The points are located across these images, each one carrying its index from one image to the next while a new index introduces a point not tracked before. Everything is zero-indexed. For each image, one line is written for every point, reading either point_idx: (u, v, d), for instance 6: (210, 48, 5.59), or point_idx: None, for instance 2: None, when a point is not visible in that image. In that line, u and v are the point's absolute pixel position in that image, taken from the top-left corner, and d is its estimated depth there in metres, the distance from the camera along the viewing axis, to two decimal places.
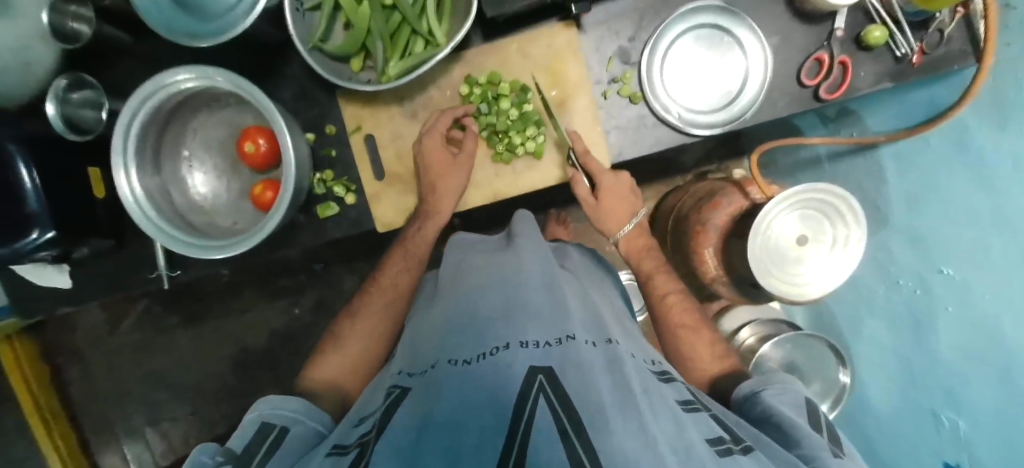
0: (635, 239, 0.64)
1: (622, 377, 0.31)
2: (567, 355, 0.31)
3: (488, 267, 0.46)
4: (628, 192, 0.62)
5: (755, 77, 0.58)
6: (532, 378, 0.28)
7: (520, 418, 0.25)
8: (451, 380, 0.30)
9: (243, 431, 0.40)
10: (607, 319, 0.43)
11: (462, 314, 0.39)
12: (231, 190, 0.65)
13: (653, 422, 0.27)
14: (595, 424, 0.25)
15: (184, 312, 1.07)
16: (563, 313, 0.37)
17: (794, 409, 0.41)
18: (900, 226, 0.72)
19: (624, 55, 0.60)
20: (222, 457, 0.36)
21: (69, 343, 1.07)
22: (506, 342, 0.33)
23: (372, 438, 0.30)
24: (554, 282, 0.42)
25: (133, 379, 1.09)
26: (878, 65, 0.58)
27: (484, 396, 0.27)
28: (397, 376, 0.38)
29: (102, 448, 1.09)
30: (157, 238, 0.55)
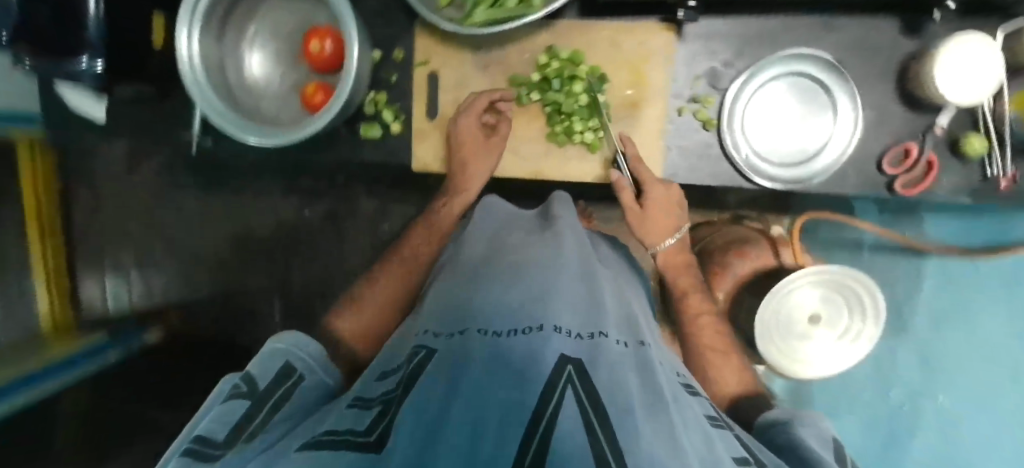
0: (675, 254, 0.60)
1: (654, 383, 0.30)
2: (598, 354, 0.30)
3: (527, 248, 0.46)
4: (677, 204, 0.58)
5: (839, 143, 0.55)
6: (560, 366, 0.26)
7: (548, 405, 0.22)
8: (483, 351, 0.29)
9: (264, 361, 0.39)
10: (639, 324, 0.42)
11: (496, 289, 0.38)
12: (284, 80, 0.64)
13: (683, 432, 0.26)
14: (621, 421, 0.23)
15: (200, 178, 1.08)
16: (599, 312, 0.37)
17: (819, 437, 0.39)
18: (914, 341, 0.77)
19: (713, 78, 0.57)
20: (241, 388, 0.34)
21: (85, 169, 1.09)
22: (540, 323, 0.31)
23: (399, 397, 0.28)
24: (593, 282, 0.42)
25: (135, 220, 1.11)
26: (964, 175, 0.54)
27: (513, 374, 0.25)
28: (422, 335, 0.36)
29: (87, 276, 1.12)
30: (199, 104, 0.54)
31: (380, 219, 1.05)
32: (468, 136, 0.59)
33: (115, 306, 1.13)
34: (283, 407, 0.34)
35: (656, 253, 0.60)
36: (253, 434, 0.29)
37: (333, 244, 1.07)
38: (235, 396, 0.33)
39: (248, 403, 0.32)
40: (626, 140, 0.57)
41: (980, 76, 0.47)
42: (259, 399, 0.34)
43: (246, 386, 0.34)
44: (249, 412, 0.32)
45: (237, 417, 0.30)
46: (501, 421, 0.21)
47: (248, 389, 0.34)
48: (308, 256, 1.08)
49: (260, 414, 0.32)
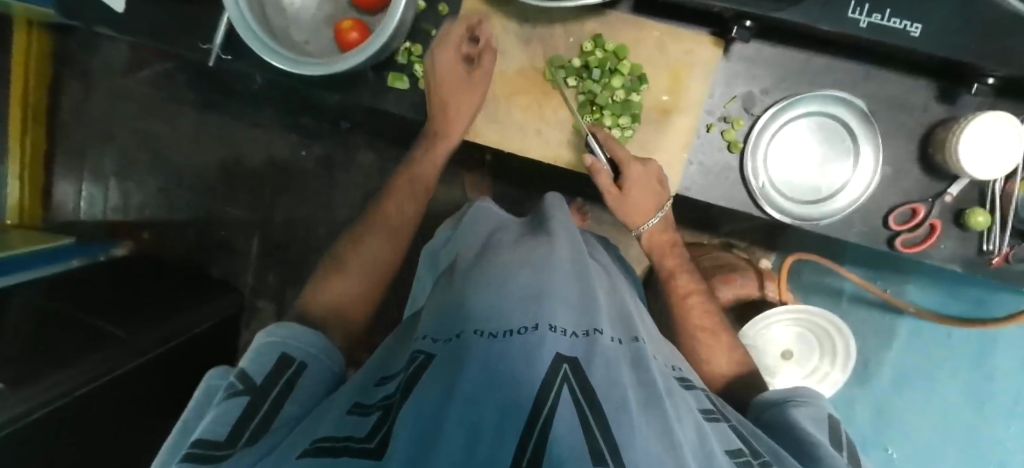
0: (658, 234, 0.62)
1: (649, 378, 0.31)
2: (592, 350, 0.31)
3: (523, 247, 0.45)
4: (656, 185, 0.56)
5: (854, 188, 0.56)
6: (556, 366, 0.27)
7: (544, 403, 0.24)
8: (476, 351, 0.28)
9: (263, 353, 0.39)
10: (634, 319, 0.43)
11: (491, 279, 0.38)
12: (320, 9, 0.62)
13: (677, 427, 0.27)
14: (618, 421, 0.25)
15: (202, 96, 1.04)
16: (592, 308, 0.37)
17: (816, 425, 0.41)
18: (878, 394, 0.79)
19: (747, 102, 0.57)
20: (238, 386, 0.34)
21: (82, 62, 1.04)
22: (535, 322, 0.31)
23: (399, 400, 0.28)
24: (585, 277, 0.42)
25: (124, 125, 1.06)
26: (961, 246, 0.56)
27: (509, 374, 0.26)
28: (420, 342, 0.36)
29: (62, 175, 1.07)
30: (230, 12, 0.52)
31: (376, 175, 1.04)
32: (449, 72, 0.56)
33: (87, 212, 1.08)
34: (285, 400, 0.35)
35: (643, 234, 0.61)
36: (259, 439, 0.31)
37: (325, 190, 1.05)
38: (234, 397, 0.33)
39: (247, 402, 0.33)
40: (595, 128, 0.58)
41: (1001, 158, 0.49)
42: (259, 394, 0.34)
43: (241, 384, 0.35)
44: (246, 414, 0.32)
45: (235, 421, 0.31)
46: (498, 425, 0.22)
47: (245, 388, 0.34)
48: (298, 197, 1.06)
49: (259, 415, 0.33)
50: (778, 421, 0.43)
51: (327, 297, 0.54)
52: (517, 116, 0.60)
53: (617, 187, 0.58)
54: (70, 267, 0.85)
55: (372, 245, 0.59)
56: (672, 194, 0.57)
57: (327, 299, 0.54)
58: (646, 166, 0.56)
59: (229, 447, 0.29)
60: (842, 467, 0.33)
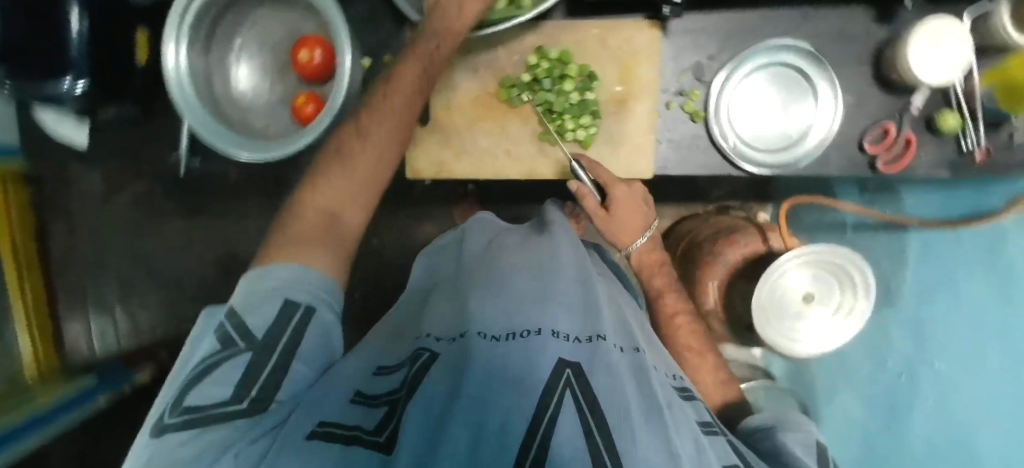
0: (647, 253, 0.60)
1: (649, 385, 0.31)
2: (597, 356, 0.31)
3: (525, 253, 0.47)
4: (641, 203, 0.57)
5: (821, 125, 0.57)
6: (560, 371, 0.28)
7: (545, 410, 0.25)
8: (478, 356, 0.30)
9: (264, 302, 0.37)
10: (634, 329, 0.42)
11: (491, 290, 0.39)
12: (273, 91, 0.63)
13: (677, 437, 0.27)
14: (620, 431, 0.25)
15: (183, 202, 1.05)
16: (595, 312, 0.37)
17: (804, 449, 0.39)
18: (908, 318, 0.77)
19: (698, 71, 0.59)
20: (239, 341, 0.34)
21: (61, 201, 1.06)
22: (537, 327, 0.32)
23: (404, 396, 0.30)
24: (588, 280, 0.42)
25: (116, 250, 1.08)
26: (940, 151, 0.57)
27: (510, 379, 0.27)
28: (426, 338, 0.39)
29: (70, 314, 1.10)
30: (186, 116, 0.54)
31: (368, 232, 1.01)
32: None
33: (100, 349, 1.11)
34: (290, 359, 0.35)
35: (633, 254, 0.58)
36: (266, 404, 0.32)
37: None
38: (235, 353, 0.34)
39: (251, 357, 0.34)
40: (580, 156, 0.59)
41: (949, 59, 0.50)
42: (264, 350, 0.34)
43: (241, 338, 0.34)
44: (250, 372, 0.33)
45: (238, 380, 0.32)
46: (501, 437, 0.23)
47: (248, 345, 0.34)
48: None
49: (263, 374, 0.33)
50: (764, 447, 0.40)
51: (309, 217, 0.45)
52: (485, 141, 0.62)
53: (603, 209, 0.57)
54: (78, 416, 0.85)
55: (363, 161, 0.48)
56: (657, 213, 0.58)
57: (308, 222, 0.45)
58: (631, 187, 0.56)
59: (233, 407, 0.31)
60: None
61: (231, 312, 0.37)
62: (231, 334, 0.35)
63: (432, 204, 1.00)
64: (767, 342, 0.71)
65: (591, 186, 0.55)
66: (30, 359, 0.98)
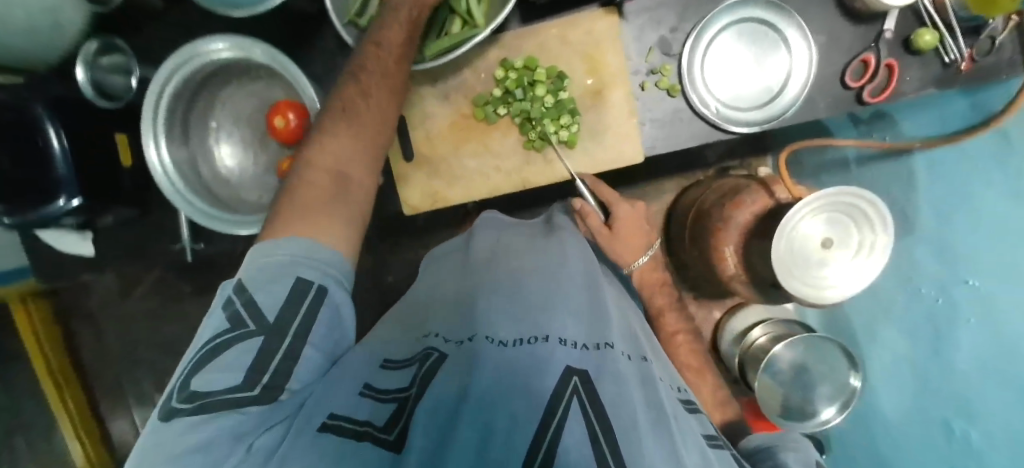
0: (649, 273, 0.64)
1: (656, 398, 0.35)
2: (604, 365, 0.34)
3: (532, 257, 0.51)
4: (643, 225, 0.62)
5: (799, 73, 0.57)
6: (567, 378, 0.31)
7: (553, 415, 0.28)
8: (486, 358, 0.34)
9: (276, 281, 0.37)
10: (639, 338, 0.47)
11: (500, 297, 0.43)
12: (258, 163, 0.64)
13: (683, 447, 0.30)
14: (626, 436, 0.27)
15: (195, 283, 1.05)
16: (603, 324, 0.41)
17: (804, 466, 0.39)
18: (928, 237, 0.73)
19: (665, 46, 0.58)
20: (251, 325, 0.36)
21: (82, 307, 1.08)
22: (545, 334, 0.36)
23: (414, 395, 0.34)
24: (595, 287, 0.47)
25: (142, 343, 1.10)
26: (924, 70, 0.56)
27: (519, 382, 0.30)
28: (432, 339, 0.42)
29: (113, 413, 1.12)
30: (181, 208, 0.55)
31: (381, 270, 1.02)
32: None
33: None
34: (302, 343, 0.37)
35: (634, 269, 0.62)
36: (279, 390, 0.35)
37: None
38: (247, 335, 0.35)
39: (263, 339, 0.36)
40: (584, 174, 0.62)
41: None
42: (275, 333, 0.36)
43: (252, 319, 0.36)
44: (263, 357, 0.35)
45: (249, 368, 0.34)
46: (508, 431, 0.27)
47: (259, 328, 0.36)
48: None
49: (277, 357, 0.35)
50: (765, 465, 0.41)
51: (315, 178, 0.45)
52: (473, 163, 0.62)
53: (607, 226, 0.61)
54: None
55: (369, 116, 0.48)
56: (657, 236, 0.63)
57: (310, 190, 0.44)
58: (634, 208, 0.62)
59: (245, 393, 0.33)
60: None
61: (239, 286, 0.38)
62: (241, 311, 0.36)
63: (438, 229, 1.01)
64: (795, 295, 0.70)
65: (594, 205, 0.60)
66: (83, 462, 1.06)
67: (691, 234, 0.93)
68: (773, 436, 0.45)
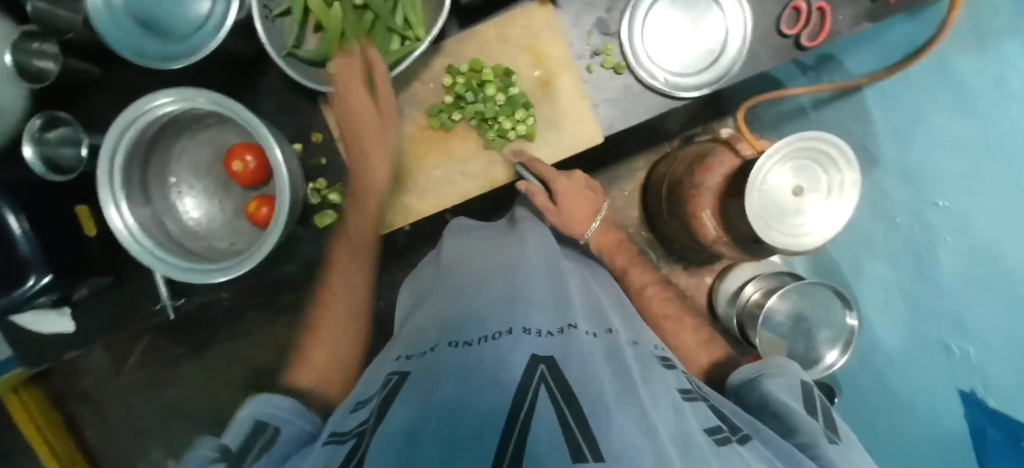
0: (604, 236, 0.66)
1: (624, 368, 0.38)
2: (567, 348, 0.39)
3: (495, 257, 0.56)
4: (586, 192, 0.63)
5: (736, 30, 0.58)
6: (535, 365, 0.35)
7: (523, 403, 0.30)
8: (451, 359, 0.38)
9: (241, 425, 0.38)
10: (608, 312, 0.51)
11: (464, 314, 0.46)
12: (226, 210, 0.64)
13: (655, 414, 0.32)
14: (598, 420, 0.29)
15: (187, 343, 1.12)
16: (567, 308, 0.46)
17: (791, 393, 0.41)
18: (889, 166, 0.75)
19: (603, 27, 0.59)
20: (213, 455, 0.34)
21: (76, 388, 1.13)
22: (508, 328, 0.41)
23: (370, 427, 0.32)
24: (558, 274, 0.53)
25: (143, 413, 1.16)
26: (854, 7, 0.58)
27: (488, 382, 0.32)
28: (394, 362, 0.44)
29: None
30: (154, 267, 0.54)
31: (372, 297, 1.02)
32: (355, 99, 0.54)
33: None
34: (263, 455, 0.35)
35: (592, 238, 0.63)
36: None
37: None
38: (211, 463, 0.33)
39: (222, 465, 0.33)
40: (518, 152, 0.61)
41: None
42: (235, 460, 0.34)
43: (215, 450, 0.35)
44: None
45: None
46: (476, 432, 0.27)
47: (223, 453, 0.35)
48: None
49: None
50: (753, 398, 0.42)
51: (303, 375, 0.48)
52: (436, 173, 0.62)
53: (551, 201, 0.60)
54: None
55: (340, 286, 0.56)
56: (601, 197, 0.64)
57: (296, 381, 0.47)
58: (572, 178, 0.63)
59: None
60: (825, 444, 0.34)
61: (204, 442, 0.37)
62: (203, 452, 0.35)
63: (421, 245, 1.00)
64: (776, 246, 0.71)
65: (536, 181, 0.60)
66: None
67: (666, 204, 0.95)
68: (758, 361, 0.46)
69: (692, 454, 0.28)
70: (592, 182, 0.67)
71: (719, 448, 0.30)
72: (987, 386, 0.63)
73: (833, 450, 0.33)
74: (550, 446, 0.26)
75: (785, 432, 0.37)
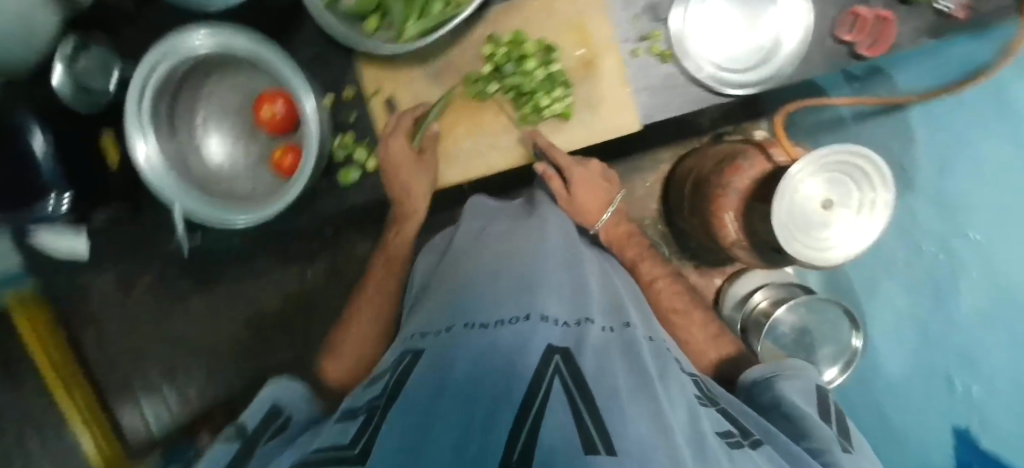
0: (614, 228, 0.66)
1: (640, 365, 0.39)
2: (581, 339, 0.40)
3: (511, 240, 0.56)
4: (600, 182, 0.64)
5: (793, 30, 0.55)
6: (550, 357, 0.36)
7: (537, 391, 0.31)
8: (469, 342, 0.39)
9: (257, 408, 0.45)
10: (625, 305, 0.51)
11: (479, 294, 0.47)
12: (250, 156, 0.63)
13: (670, 415, 0.33)
14: (610, 414, 0.30)
15: (196, 277, 1.17)
16: (585, 301, 0.47)
17: (804, 398, 0.41)
18: (927, 191, 0.75)
19: (654, 11, 0.57)
20: (232, 434, 0.41)
21: (83, 308, 1.16)
22: (526, 313, 0.41)
23: (382, 407, 0.35)
24: (575, 264, 0.53)
25: (147, 339, 1.20)
26: (919, 19, 0.55)
27: (503, 366, 0.34)
28: (411, 339, 0.46)
29: (121, 403, 1.20)
30: (173, 201, 0.54)
31: None
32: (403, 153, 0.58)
33: (158, 428, 1.21)
34: (274, 437, 0.40)
35: (599, 230, 0.64)
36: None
37: (342, 294, 1.17)
38: (228, 440, 0.39)
39: (241, 441, 0.39)
40: (535, 133, 0.60)
41: None
42: (251, 437, 0.40)
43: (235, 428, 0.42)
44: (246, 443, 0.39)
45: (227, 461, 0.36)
46: (488, 417, 0.28)
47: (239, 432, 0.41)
48: (326, 318, 1.18)
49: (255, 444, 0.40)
50: (764, 398, 0.43)
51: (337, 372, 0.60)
52: (466, 145, 0.61)
53: (565, 188, 0.62)
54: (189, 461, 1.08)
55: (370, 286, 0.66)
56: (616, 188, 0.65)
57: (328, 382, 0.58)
58: (585, 167, 0.63)
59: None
60: (838, 452, 0.34)
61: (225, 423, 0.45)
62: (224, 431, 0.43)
63: (437, 213, 1.01)
64: (797, 258, 0.70)
65: (552, 166, 0.60)
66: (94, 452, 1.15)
67: (689, 201, 0.94)
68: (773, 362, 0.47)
69: (705, 455, 0.29)
70: (608, 171, 0.67)
71: (733, 451, 0.31)
72: (983, 421, 0.67)
73: (847, 459, 0.34)
74: (563, 436, 0.27)
75: (797, 435, 0.38)
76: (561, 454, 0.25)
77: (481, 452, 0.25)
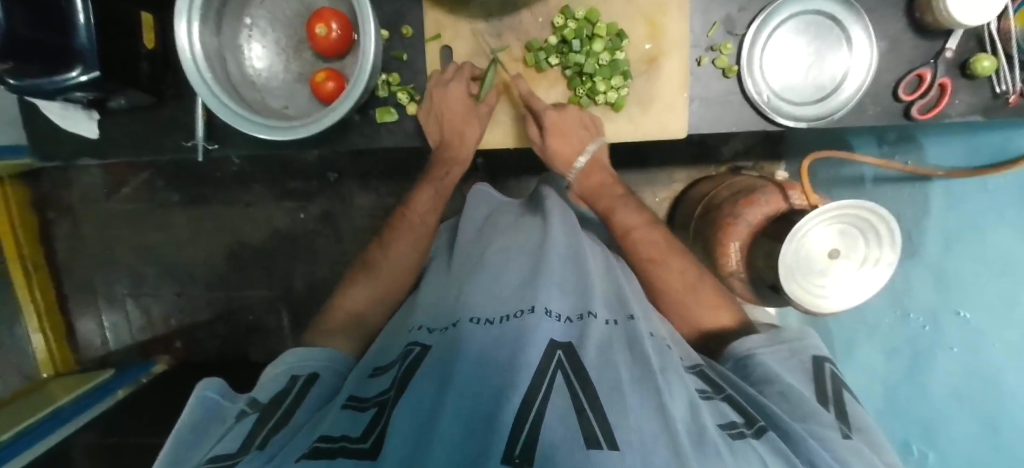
0: (590, 177, 0.63)
1: (642, 357, 0.38)
2: (584, 333, 0.40)
3: (514, 233, 0.56)
4: (579, 127, 0.60)
5: (857, 74, 0.56)
6: (552, 351, 0.36)
7: (539, 387, 0.32)
8: (478, 334, 0.39)
9: (275, 379, 0.44)
10: (628, 298, 0.51)
11: (483, 284, 0.47)
12: (290, 71, 0.61)
13: (672, 403, 0.33)
14: (613, 406, 0.30)
15: (186, 193, 1.14)
16: (586, 294, 0.47)
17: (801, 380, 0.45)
18: (928, 263, 0.73)
19: (729, 24, 0.58)
20: (249, 409, 0.40)
21: (63, 200, 1.14)
22: (531, 306, 0.41)
23: (391, 400, 0.35)
24: (578, 257, 0.52)
25: (120, 249, 1.17)
26: (974, 96, 0.56)
27: (506, 360, 0.34)
28: (416, 332, 0.45)
29: (81, 311, 1.18)
30: (208, 104, 0.52)
31: None
32: (442, 103, 0.59)
33: (113, 342, 1.19)
34: (294, 411, 0.40)
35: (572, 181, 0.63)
36: (261, 444, 0.34)
37: (331, 242, 1.13)
38: (246, 417, 0.38)
39: (258, 415, 0.38)
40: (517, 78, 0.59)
41: None
42: (270, 407, 0.40)
43: (250, 405, 0.40)
44: (266, 414, 0.39)
45: (243, 436, 0.35)
46: (491, 415, 0.29)
47: (255, 407, 0.40)
48: (310, 262, 1.14)
49: (281, 409, 0.39)
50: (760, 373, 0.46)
51: (338, 316, 0.58)
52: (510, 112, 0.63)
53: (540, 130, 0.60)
54: (139, 382, 1.05)
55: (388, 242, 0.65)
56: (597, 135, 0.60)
57: (337, 320, 0.58)
58: (561, 109, 0.59)
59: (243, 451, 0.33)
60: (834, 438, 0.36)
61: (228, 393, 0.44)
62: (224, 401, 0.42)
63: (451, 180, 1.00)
64: (792, 299, 0.71)
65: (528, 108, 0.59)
66: (45, 355, 1.11)
67: (695, 226, 0.95)
68: (772, 339, 0.49)
69: (709, 449, 0.29)
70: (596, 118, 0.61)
71: (734, 442, 0.32)
72: None
73: (844, 444, 0.36)
74: (565, 433, 0.27)
75: (797, 416, 0.40)
76: (563, 456, 0.26)
77: (482, 454, 0.26)
